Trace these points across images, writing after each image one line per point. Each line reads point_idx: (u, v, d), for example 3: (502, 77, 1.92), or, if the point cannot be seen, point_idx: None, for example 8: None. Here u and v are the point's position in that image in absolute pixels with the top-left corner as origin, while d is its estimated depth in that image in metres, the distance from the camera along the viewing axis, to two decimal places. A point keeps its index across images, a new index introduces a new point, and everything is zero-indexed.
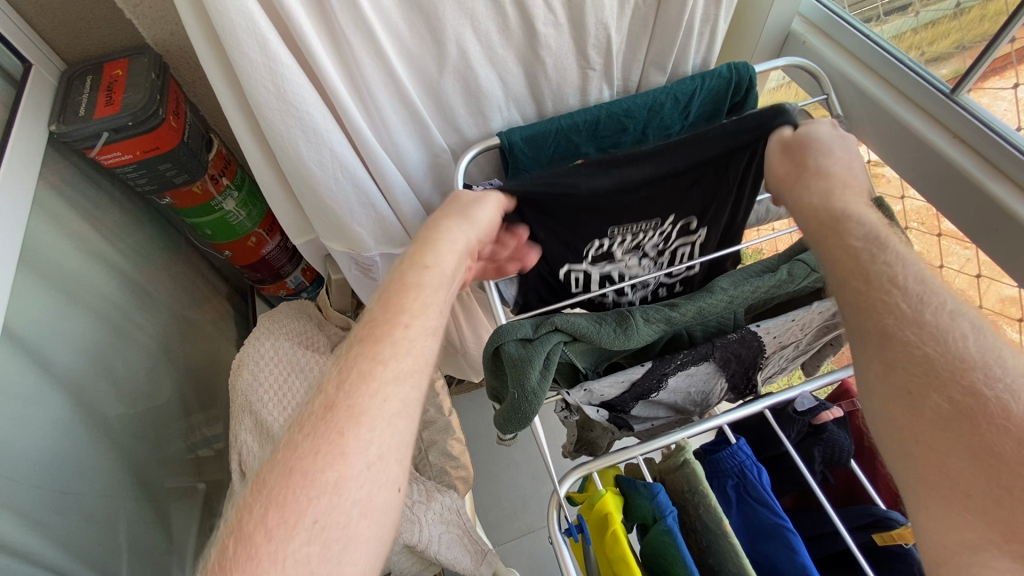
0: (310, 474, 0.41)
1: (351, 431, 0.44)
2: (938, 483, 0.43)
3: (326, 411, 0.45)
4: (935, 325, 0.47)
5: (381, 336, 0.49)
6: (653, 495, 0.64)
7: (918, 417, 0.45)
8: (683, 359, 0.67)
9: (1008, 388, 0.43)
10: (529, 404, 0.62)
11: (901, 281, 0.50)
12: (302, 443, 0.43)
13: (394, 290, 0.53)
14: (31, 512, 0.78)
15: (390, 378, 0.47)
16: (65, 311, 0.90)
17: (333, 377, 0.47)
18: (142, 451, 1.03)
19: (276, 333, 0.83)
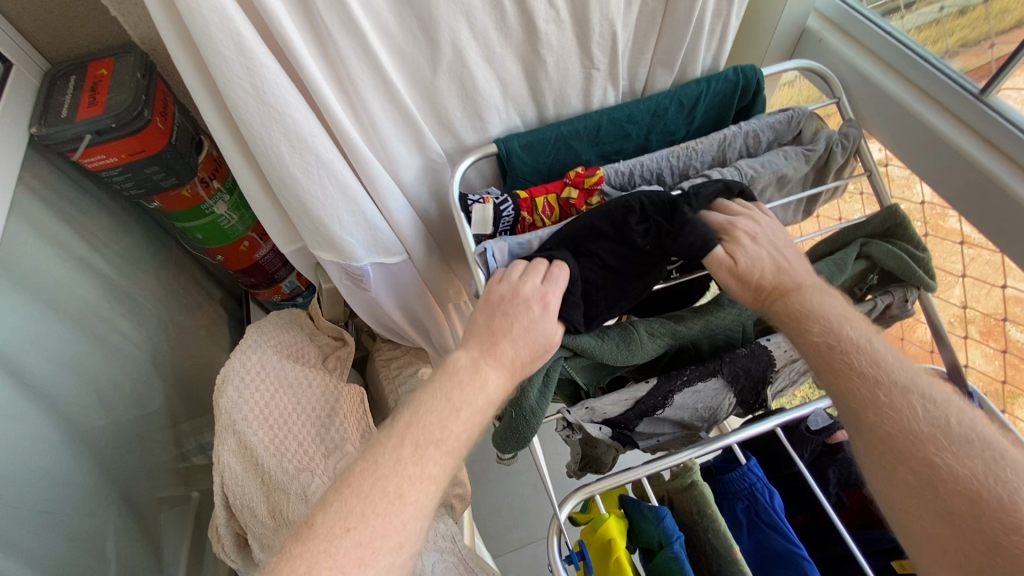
0: (375, 554, 0.45)
1: (415, 521, 0.48)
2: (933, 553, 0.45)
3: (397, 493, 0.48)
4: (890, 408, 0.50)
5: (454, 430, 0.52)
6: (660, 520, 0.59)
7: (898, 494, 0.48)
8: (689, 375, 0.63)
9: (954, 454, 0.46)
10: (528, 422, 0.59)
11: (857, 368, 0.53)
12: (374, 521, 0.46)
13: (460, 390, 0.55)
14: (8, 536, 0.74)
15: (451, 476, 0.52)
16: (44, 320, 0.86)
17: (404, 463, 0.49)
18: (128, 464, 0.99)
19: (264, 343, 0.80)
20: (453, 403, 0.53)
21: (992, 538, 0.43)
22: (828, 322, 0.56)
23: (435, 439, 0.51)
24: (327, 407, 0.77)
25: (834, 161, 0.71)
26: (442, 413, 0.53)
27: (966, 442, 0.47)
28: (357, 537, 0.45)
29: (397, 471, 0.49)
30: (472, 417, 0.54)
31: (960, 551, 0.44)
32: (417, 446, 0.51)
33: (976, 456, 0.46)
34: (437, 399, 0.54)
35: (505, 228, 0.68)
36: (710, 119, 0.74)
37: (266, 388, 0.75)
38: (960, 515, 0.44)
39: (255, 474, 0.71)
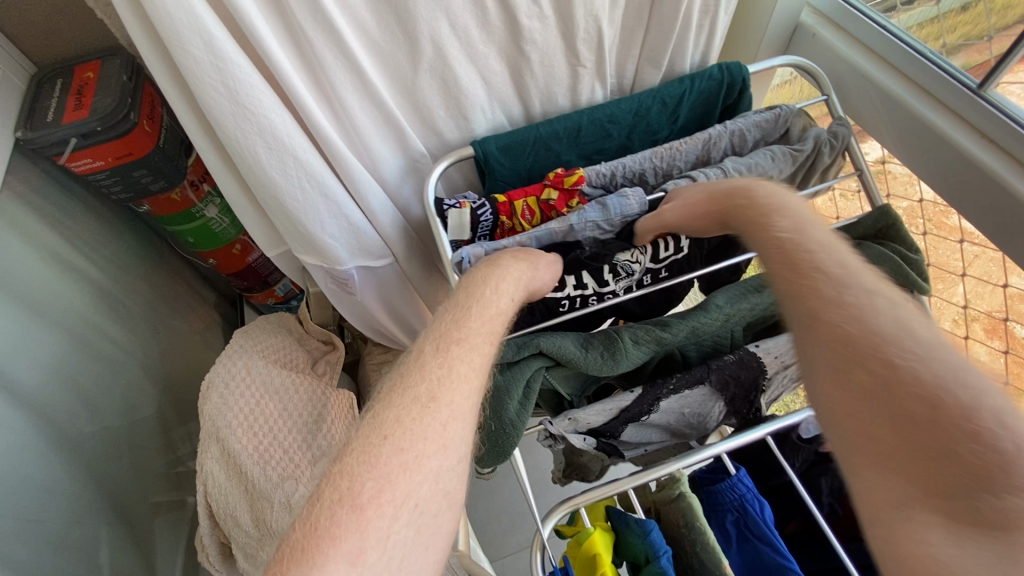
0: (420, 458, 0.40)
1: (456, 423, 0.43)
2: (868, 456, 0.40)
3: (430, 396, 0.43)
4: (857, 306, 0.44)
5: (474, 326, 0.49)
6: (646, 533, 0.58)
7: (845, 400, 0.42)
8: (675, 383, 0.62)
9: (921, 357, 0.41)
10: (508, 436, 0.58)
11: (822, 265, 0.47)
12: (411, 424, 0.41)
13: (471, 292, 0.53)
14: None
15: (487, 373, 0.47)
16: (29, 327, 0.84)
17: (433, 363, 0.45)
18: (118, 471, 0.98)
19: (250, 349, 0.79)
20: (465, 303, 0.51)
21: (947, 448, 0.37)
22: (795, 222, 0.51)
23: (457, 338, 0.48)
24: (315, 413, 0.77)
25: (820, 161, 0.70)
26: (462, 313, 0.50)
27: (930, 347, 0.41)
28: (396, 443, 0.40)
29: (425, 374, 0.44)
30: (489, 311, 0.51)
31: (908, 464, 0.38)
32: (442, 348, 0.47)
33: (939, 359, 0.40)
34: (456, 305, 0.51)
35: (483, 233, 0.68)
36: (695, 117, 0.72)
37: (252, 394, 0.74)
38: (917, 429, 0.39)
39: (237, 482, 0.70)
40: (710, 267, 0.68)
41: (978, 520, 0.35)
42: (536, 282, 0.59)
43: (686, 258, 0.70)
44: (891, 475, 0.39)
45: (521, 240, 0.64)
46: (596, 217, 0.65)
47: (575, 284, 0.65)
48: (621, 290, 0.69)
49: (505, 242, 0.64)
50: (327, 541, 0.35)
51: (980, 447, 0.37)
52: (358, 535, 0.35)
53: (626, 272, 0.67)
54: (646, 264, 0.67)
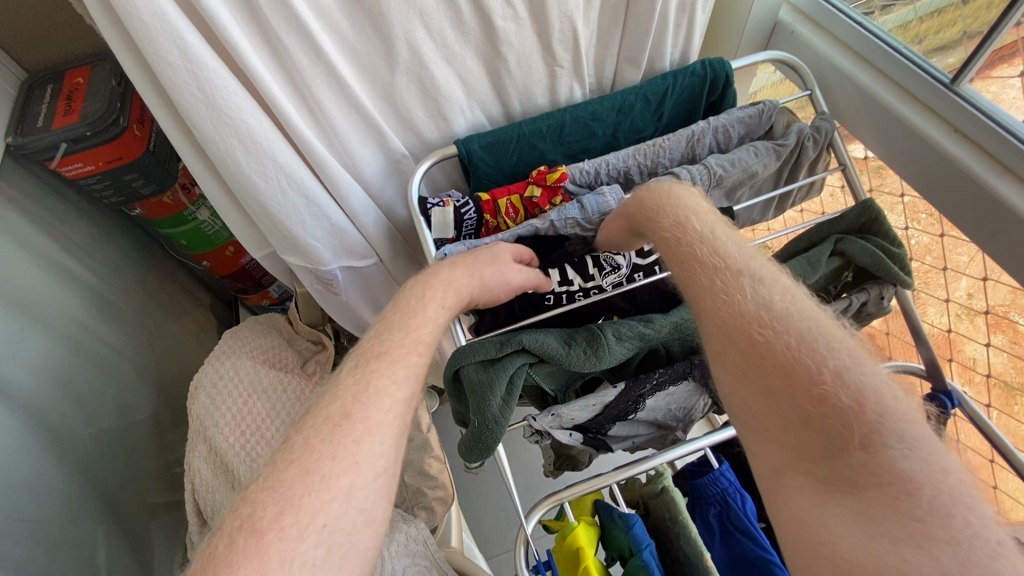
0: (326, 477, 0.40)
1: (371, 440, 0.43)
2: (760, 433, 0.42)
3: (342, 415, 0.44)
4: (726, 294, 0.47)
5: (395, 341, 0.51)
6: (630, 527, 0.59)
7: (729, 383, 0.45)
8: (660, 378, 0.62)
9: (780, 329, 0.43)
10: (491, 432, 0.58)
11: (699, 257, 0.51)
12: (319, 444, 0.42)
13: (398, 312, 0.54)
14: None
15: (408, 386, 0.48)
16: (23, 330, 0.85)
17: (348, 384, 0.46)
18: (113, 471, 0.99)
19: (239, 350, 0.80)
20: (390, 317, 0.54)
21: (818, 408, 0.39)
22: (676, 217, 0.55)
23: (377, 354, 0.49)
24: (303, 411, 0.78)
25: (805, 155, 0.71)
26: (384, 331, 0.52)
27: (792, 321, 0.44)
28: (302, 465, 0.41)
29: (341, 391, 0.46)
30: (411, 325, 0.53)
31: (786, 426, 0.40)
32: (361, 365, 0.49)
33: (799, 326, 0.43)
34: (381, 322, 0.53)
35: (469, 231, 0.69)
36: (680, 114, 0.73)
37: (240, 393, 0.75)
38: (782, 395, 0.41)
39: (224, 480, 0.71)
40: None
41: (852, 478, 0.36)
42: (478, 291, 0.60)
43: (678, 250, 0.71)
44: (773, 448, 0.40)
45: (504, 238, 0.66)
46: (574, 215, 0.66)
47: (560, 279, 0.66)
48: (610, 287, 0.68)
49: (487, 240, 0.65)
50: (224, 567, 0.35)
51: (828, 409, 0.39)
52: (258, 560, 0.35)
53: (611, 266, 0.66)
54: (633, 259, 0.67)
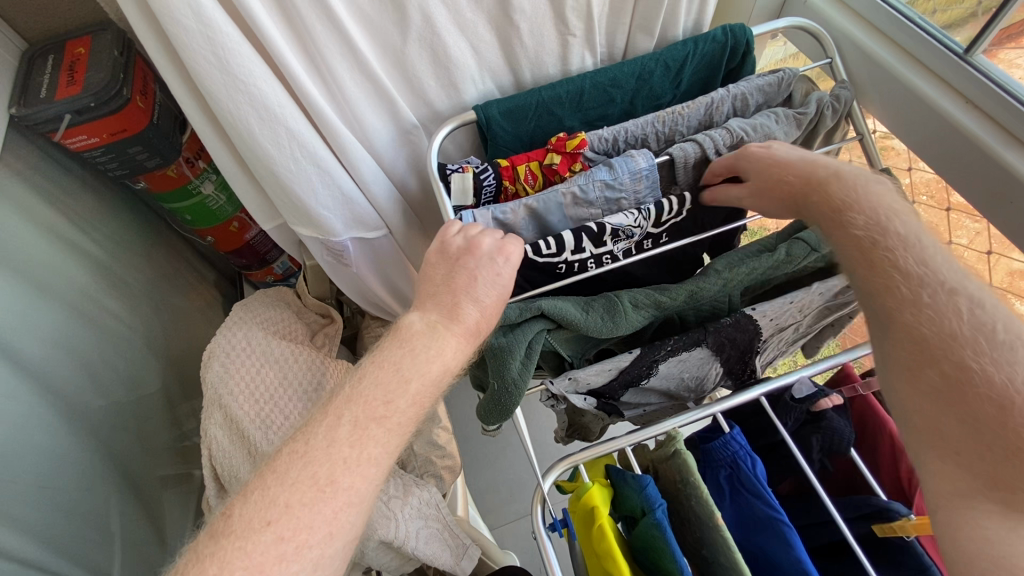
0: (299, 548, 0.43)
1: (347, 510, 0.45)
2: (943, 449, 0.47)
3: (328, 480, 0.46)
4: (931, 309, 0.48)
5: (402, 404, 0.51)
6: (642, 487, 0.63)
7: (917, 393, 0.48)
8: (673, 344, 0.67)
9: (994, 359, 0.45)
10: (510, 395, 0.62)
11: (902, 266, 0.50)
12: (300, 511, 0.44)
13: (403, 366, 0.54)
14: (12, 515, 0.75)
15: (392, 457, 0.50)
16: (37, 303, 0.86)
17: (342, 449, 0.47)
18: (126, 442, 1.01)
19: (250, 322, 0.81)
20: (404, 375, 0.53)
21: (1011, 445, 0.44)
22: (872, 214, 0.53)
23: (379, 418, 0.50)
24: (314, 381, 0.79)
25: (823, 124, 0.71)
26: (391, 386, 0.52)
27: (1009, 349, 0.45)
28: (278, 530, 0.43)
29: (333, 451, 0.47)
30: (419, 389, 0.53)
31: (971, 454, 0.45)
32: (361, 426, 0.49)
33: (1017, 361, 0.45)
34: (382, 370, 0.53)
35: (487, 197, 0.70)
36: (698, 81, 0.72)
37: (251, 363, 0.76)
38: (979, 423, 0.45)
39: (241, 446, 0.72)
40: (723, 227, 0.68)
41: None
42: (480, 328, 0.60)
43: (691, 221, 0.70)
44: (956, 469, 0.45)
45: (529, 204, 0.65)
46: (603, 178, 0.65)
47: (573, 248, 0.65)
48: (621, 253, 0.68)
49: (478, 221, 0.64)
50: None
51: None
52: None
53: (625, 235, 0.66)
54: (646, 230, 0.67)
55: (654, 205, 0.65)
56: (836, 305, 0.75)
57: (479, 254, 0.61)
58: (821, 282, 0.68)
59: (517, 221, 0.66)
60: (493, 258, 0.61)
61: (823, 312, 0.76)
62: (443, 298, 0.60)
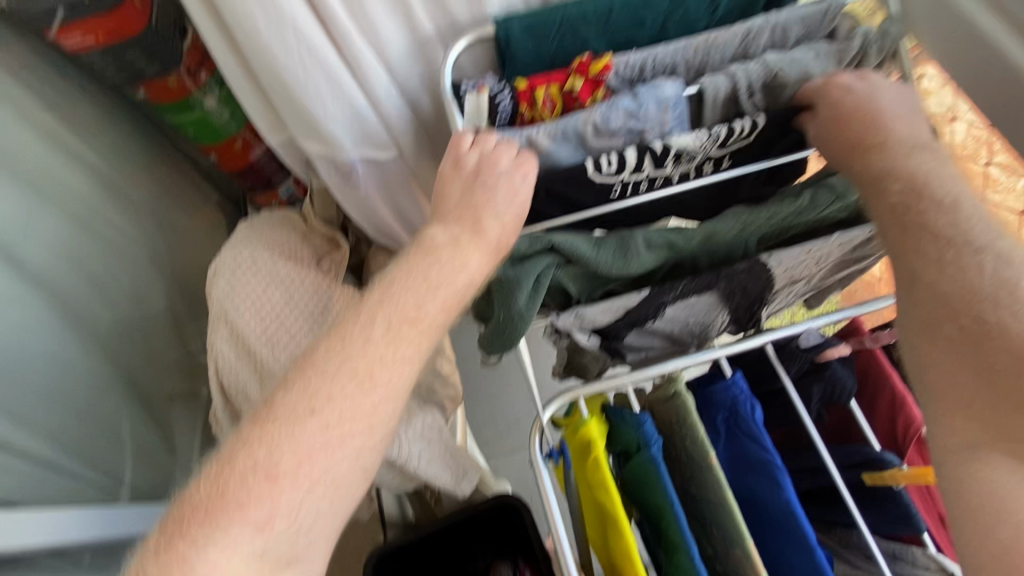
0: (342, 437, 0.50)
1: (384, 406, 0.52)
2: (949, 398, 0.48)
3: (366, 377, 0.51)
4: (956, 267, 0.50)
5: (431, 310, 0.56)
6: (639, 425, 0.65)
7: (933, 345, 0.50)
8: (684, 288, 0.65)
9: (1012, 311, 0.47)
10: (515, 325, 0.60)
11: (931, 228, 0.52)
12: (341, 403, 0.50)
13: (431, 269, 0.58)
14: (24, 418, 0.78)
15: (423, 356, 0.55)
16: (34, 211, 0.85)
17: (377, 349, 0.53)
18: (134, 355, 1.02)
19: (255, 241, 0.80)
20: (433, 283, 0.57)
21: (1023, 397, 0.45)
22: (909, 181, 0.54)
23: (411, 322, 0.55)
24: (320, 304, 0.77)
25: (867, 63, 0.66)
26: (422, 293, 0.56)
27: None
28: (322, 420, 0.49)
29: (368, 354, 0.52)
30: (450, 293, 0.57)
31: (983, 407, 0.46)
32: (393, 328, 0.54)
33: None
34: (410, 279, 0.57)
35: (502, 121, 0.66)
36: (739, 6, 0.67)
37: (259, 282, 0.76)
38: (997, 375, 0.46)
39: (247, 362, 0.73)
40: (744, 169, 0.67)
41: None
42: (507, 240, 0.62)
43: (756, 147, 0.66)
44: (972, 423, 0.46)
45: (549, 131, 0.63)
46: (627, 107, 0.62)
47: (634, 169, 0.63)
48: (678, 176, 0.67)
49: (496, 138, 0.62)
50: (240, 502, 0.46)
51: None
52: (271, 502, 0.47)
53: (688, 158, 0.64)
54: (709, 152, 0.64)
55: (726, 126, 0.62)
56: (854, 259, 0.73)
57: (495, 172, 0.60)
58: (841, 233, 0.66)
59: (533, 151, 0.64)
60: (509, 176, 0.60)
61: (841, 265, 0.74)
62: (464, 215, 0.61)
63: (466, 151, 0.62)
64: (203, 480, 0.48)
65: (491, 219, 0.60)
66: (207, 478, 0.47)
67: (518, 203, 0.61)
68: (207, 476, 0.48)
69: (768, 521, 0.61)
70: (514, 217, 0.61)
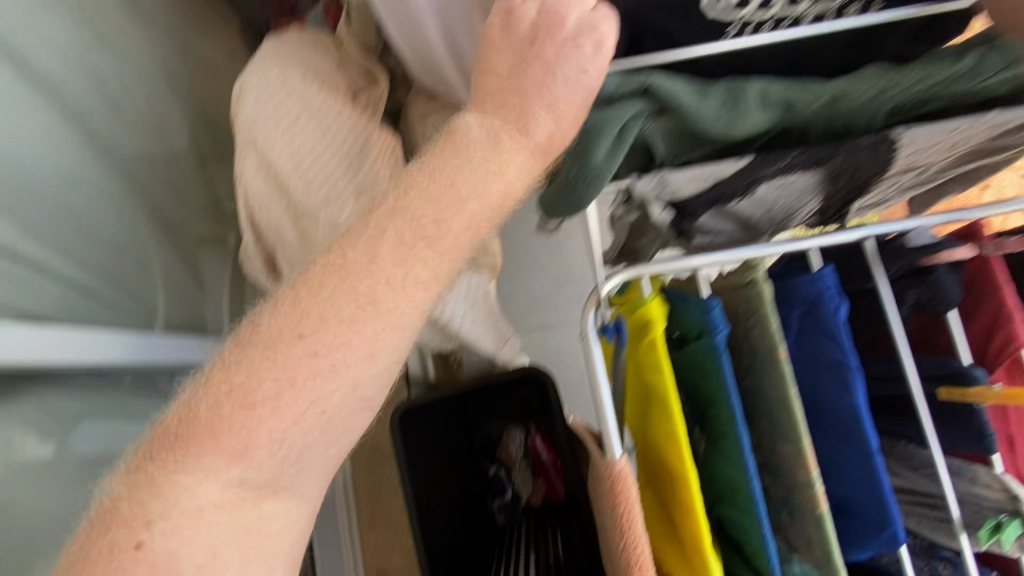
0: (335, 365, 0.46)
1: (388, 334, 0.48)
2: None
3: (369, 300, 0.46)
4: None
5: (454, 226, 0.49)
6: (706, 311, 0.58)
7: None
8: (790, 162, 0.55)
9: None
10: (589, 183, 0.52)
11: None
12: (336, 327, 0.45)
13: (461, 172, 0.50)
14: (59, 240, 0.75)
15: (439, 284, 0.50)
16: (36, 7, 0.73)
17: (387, 266, 0.47)
18: (161, 189, 0.96)
19: (287, 60, 0.69)
20: (461, 192, 0.49)
21: None
22: None
23: (429, 238, 0.48)
24: (356, 146, 0.67)
25: None
26: (445, 203, 0.49)
27: None
28: (311, 345, 0.45)
29: (377, 272, 0.47)
30: (479, 207, 0.50)
31: None
32: (409, 243, 0.48)
33: None
34: (433, 183, 0.49)
35: None
36: None
37: (291, 108, 0.66)
38: None
39: (279, 199, 0.66)
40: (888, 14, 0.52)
41: None
42: (560, 133, 0.51)
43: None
44: None
45: None
46: None
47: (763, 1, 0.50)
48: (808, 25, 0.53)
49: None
50: (219, 424, 0.43)
51: None
52: (249, 432, 0.43)
53: None
54: None
55: None
56: (990, 150, 0.61)
57: (558, 40, 0.49)
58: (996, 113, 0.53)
59: None
60: (573, 43, 0.48)
61: (970, 157, 0.62)
62: (510, 101, 0.50)
63: (523, 0, 0.50)
64: (171, 413, 0.45)
65: (543, 105, 0.49)
66: (179, 405, 0.45)
67: (580, 82, 0.49)
68: (180, 402, 0.45)
69: (825, 424, 0.58)
70: (573, 103, 0.50)
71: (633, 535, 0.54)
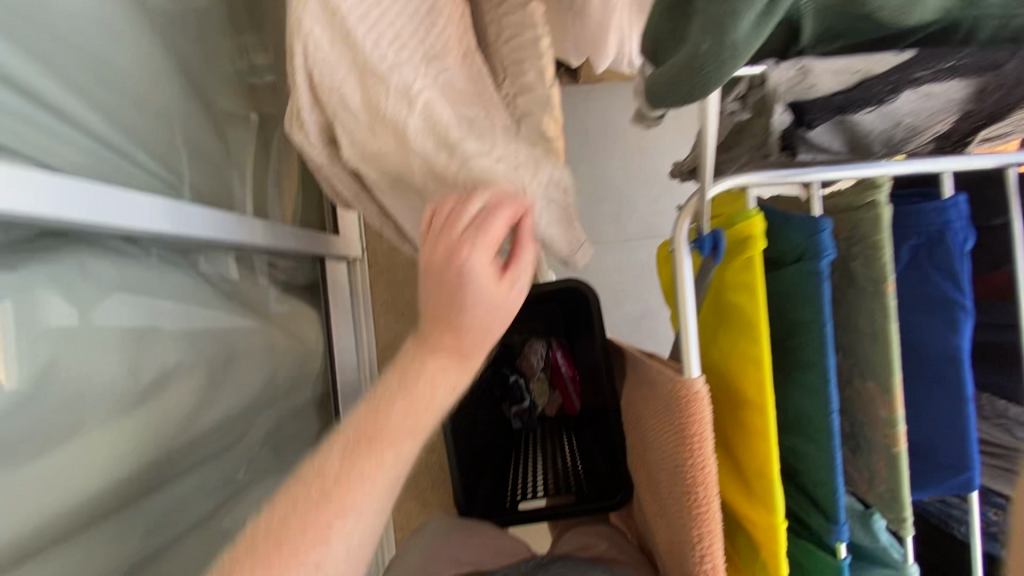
0: (295, 559, 0.39)
1: (349, 515, 0.42)
2: None
3: (324, 494, 0.42)
4: None
5: (396, 416, 0.47)
6: (814, 231, 0.52)
7: None
8: (951, 67, 0.48)
9: None
10: (723, 64, 0.43)
11: None
12: (291, 523, 0.41)
13: (399, 389, 0.49)
14: (87, 93, 0.59)
15: (399, 467, 0.46)
16: None
17: (336, 463, 0.44)
18: (191, 45, 0.78)
19: None
20: (399, 404, 0.48)
21: None
22: None
23: (371, 436, 0.45)
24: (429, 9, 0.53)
25: None
26: (384, 400, 0.48)
27: None
28: (276, 547, 0.39)
29: (323, 475, 0.43)
30: (416, 403, 0.48)
31: None
32: (354, 446, 0.45)
33: None
34: (375, 403, 0.48)
35: None
36: None
37: None
38: None
39: (347, 55, 0.51)
40: None
41: None
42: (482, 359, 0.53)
43: None
44: None
45: None
46: None
47: None
48: None
49: (475, 202, 0.53)
50: None
51: None
52: None
53: None
54: None
55: None
56: None
57: (457, 230, 0.52)
58: None
59: None
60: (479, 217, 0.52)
61: None
62: (442, 335, 0.51)
63: (435, 232, 0.53)
64: None
65: (465, 292, 0.51)
66: None
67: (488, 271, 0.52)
68: None
69: (921, 370, 0.55)
70: (488, 269, 0.51)
71: (701, 456, 0.52)
